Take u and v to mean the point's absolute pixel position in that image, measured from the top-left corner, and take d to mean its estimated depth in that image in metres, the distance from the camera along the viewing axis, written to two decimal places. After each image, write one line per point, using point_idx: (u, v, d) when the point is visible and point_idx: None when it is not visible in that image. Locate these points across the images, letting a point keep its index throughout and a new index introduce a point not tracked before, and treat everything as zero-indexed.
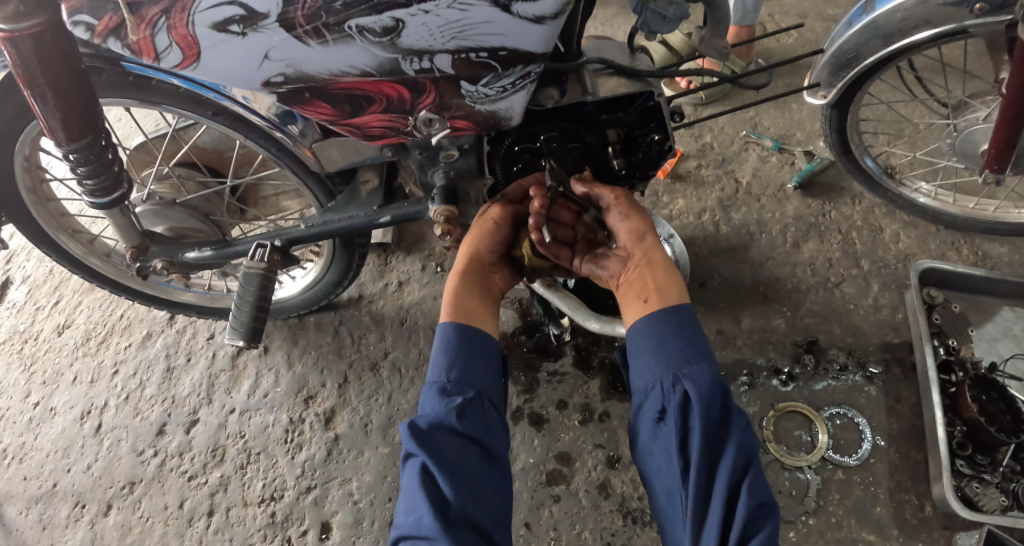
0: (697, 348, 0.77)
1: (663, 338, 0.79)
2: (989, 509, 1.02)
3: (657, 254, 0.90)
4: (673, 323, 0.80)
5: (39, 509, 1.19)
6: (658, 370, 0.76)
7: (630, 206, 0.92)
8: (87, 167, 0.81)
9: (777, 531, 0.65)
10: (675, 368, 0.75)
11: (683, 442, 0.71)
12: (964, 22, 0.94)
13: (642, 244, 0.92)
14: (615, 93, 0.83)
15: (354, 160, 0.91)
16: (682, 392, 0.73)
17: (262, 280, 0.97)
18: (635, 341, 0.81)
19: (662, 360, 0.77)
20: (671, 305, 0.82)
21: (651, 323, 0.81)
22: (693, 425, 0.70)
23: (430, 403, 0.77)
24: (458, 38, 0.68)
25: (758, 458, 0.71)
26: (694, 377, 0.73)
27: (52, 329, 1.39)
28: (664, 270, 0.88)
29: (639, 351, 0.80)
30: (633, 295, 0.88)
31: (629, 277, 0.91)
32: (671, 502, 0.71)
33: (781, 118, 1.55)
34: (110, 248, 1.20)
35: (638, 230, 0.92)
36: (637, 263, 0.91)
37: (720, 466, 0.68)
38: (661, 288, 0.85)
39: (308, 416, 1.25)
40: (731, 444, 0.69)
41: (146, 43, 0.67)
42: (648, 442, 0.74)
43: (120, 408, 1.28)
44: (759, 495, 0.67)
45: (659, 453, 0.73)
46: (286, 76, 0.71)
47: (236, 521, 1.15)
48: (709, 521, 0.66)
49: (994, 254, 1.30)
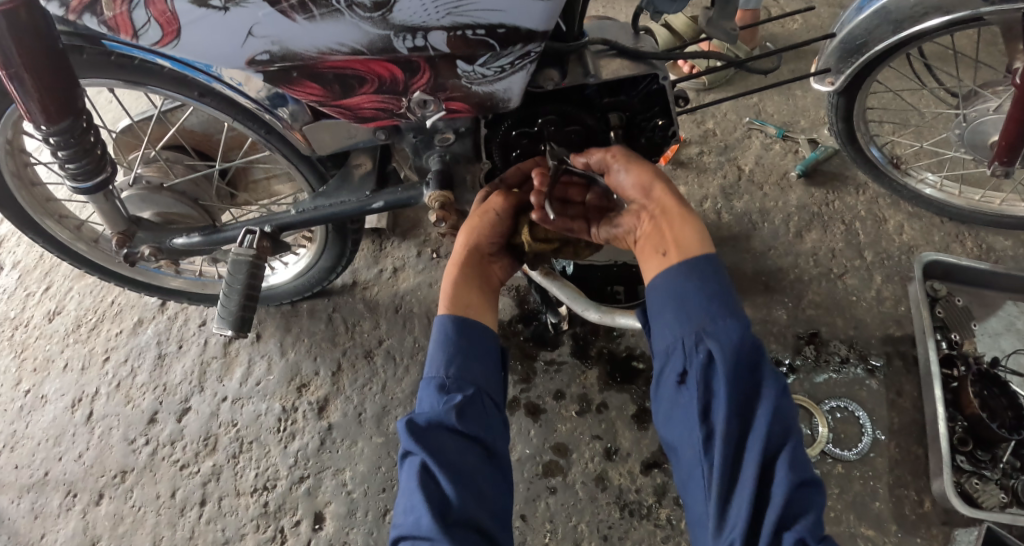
0: (724, 300, 0.68)
1: (685, 293, 0.70)
2: (988, 505, 1.01)
3: (672, 200, 0.80)
4: (696, 276, 0.71)
5: (30, 498, 1.17)
6: (680, 329, 0.68)
7: (630, 158, 0.82)
8: (68, 150, 0.78)
9: (819, 510, 0.60)
10: (699, 326, 0.67)
11: (706, 410, 0.64)
12: (978, 9, 0.91)
13: (652, 195, 0.81)
14: (618, 76, 0.80)
15: (346, 144, 0.88)
16: (705, 351, 0.65)
17: (251, 268, 0.95)
18: (654, 298, 0.73)
19: (683, 317, 0.69)
20: (691, 257, 0.73)
21: (670, 278, 0.72)
22: (717, 390, 0.63)
23: (429, 400, 0.74)
24: (454, 14, 0.65)
25: (796, 425, 0.64)
26: (719, 335, 0.65)
27: (42, 315, 1.36)
28: (681, 219, 0.78)
29: (660, 311, 0.72)
30: (650, 250, 0.79)
31: (646, 230, 0.82)
32: (693, 473, 0.66)
33: (785, 104, 1.52)
34: (98, 234, 1.16)
35: (644, 181, 0.81)
36: (652, 216, 0.81)
37: (751, 437, 0.62)
38: (679, 240, 0.76)
39: (301, 405, 1.22)
40: (765, 411, 0.62)
41: (123, 20, 0.64)
42: (670, 408, 0.69)
43: (111, 395, 1.26)
44: (801, 472, 0.60)
45: (680, 419, 0.67)
46: (272, 54, 0.68)
47: (229, 511, 1.14)
48: (738, 497, 0.61)
49: (998, 247, 1.28)
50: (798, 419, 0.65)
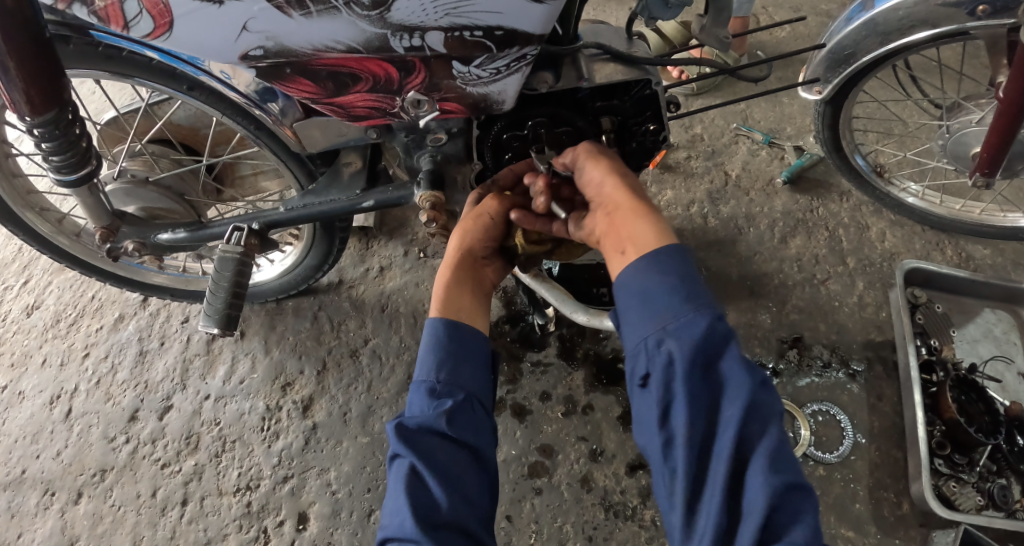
0: (686, 295, 0.65)
1: (647, 290, 0.67)
2: (965, 508, 1.03)
3: (624, 195, 0.77)
4: (658, 270, 0.68)
5: (6, 497, 1.14)
6: (642, 328, 0.66)
7: (591, 154, 0.82)
8: (52, 142, 0.76)
9: (804, 511, 0.57)
10: (660, 324, 0.65)
11: (666, 414, 0.62)
12: (964, 24, 0.93)
13: (603, 189, 0.79)
14: (611, 80, 0.82)
15: (337, 142, 0.88)
16: (667, 352, 0.63)
17: (238, 265, 0.94)
18: (618, 295, 0.71)
19: (645, 315, 0.66)
20: (651, 252, 0.70)
21: (631, 274, 0.70)
22: (679, 392, 0.61)
23: (418, 405, 0.74)
24: (452, 15, 0.64)
25: (775, 419, 0.61)
26: (680, 332, 0.63)
27: (20, 309, 1.33)
28: (631, 212, 0.75)
29: (624, 310, 0.69)
30: (610, 247, 0.76)
31: (600, 227, 0.78)
32: (659, 478, 0.64)
33: (772, 111, 1.53)
34: (80, 227, 1.13)
35: (597, 178, 0.80)
36: (601, 212, 0.78)
37: (721, 440, 0.59)
38: (635, 234, 0.73)
39: (286, 404, 1.21)
40: (732, 411, 0.59)
41: (115, 10, 0.63)
42: (637, 409, 0.67)
43: (90, 392, 1.23)
44: (784, 476, 0.58)
45: (644, 421, 0.65)
46: (266, 49, 0.67)
47: (211, 511, 1.12)
48: (706, 503, 0.59)
49: (977, 255, 1.31)
50: (777, 413, 0.61)
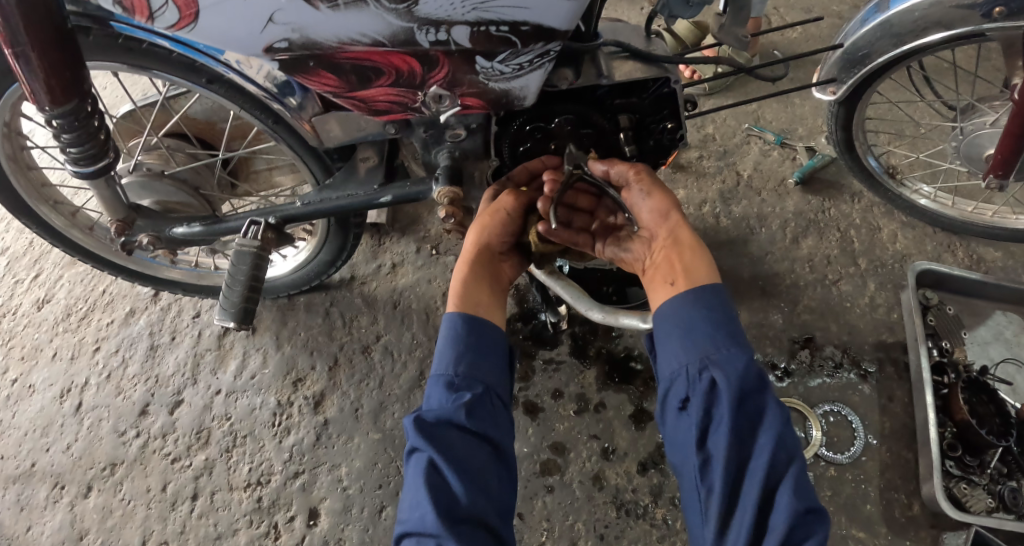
0: (729, 331, 0.68)
1: (690, 320, 0.70)
2: (975, 510, 1.03)
3: (685, 233, 0.80)
4: (703, 304, 0.70)
5: (15, 490, 1.14)
6: (683, 356, 0.68)
7: (653, 182, 0.83)
8: (71, 134, 0.76)
9: (824, 535, 0.57)
10: (703, 354, 0.66)
11: (703, 437, 0.64)
12: (980, 26, 0.94)
13: (667, 223, 0.82)
14: (630, 78, 0.82)
15: (355, 136, 0.88)
16: (708, 379, 0.65)
17: (255, 259, 0.94)
18: (660, 324, 0.73)
19: (688, 344, 0.68)
20: (699, 287, 0.73)
21: (677, 305, 0.72)
22: (718, 418, 0.63)
23: (437, 398, 0.74)
24: (479, 9, 0.64)
25: (802, 454, 0.63)
26: (723, 364, 0.65)
27: (31, 303, 1.33)
28: (693, 251, 0.78)
29: (664, 337, 0.71)
30: (659, 279, 0.78)
31: (655, 260, 0.81)
32: (692, 497, 0.65)
33: (784, 112, 1.53)
34: (94, 221, 1.13)
35: (662, 209, 0.82)
36: (662, 244, 0.81)
37: (752, 463, 0.61)
38: (689, 269, 0.76)
39: (297, 400, 1.21)
40: (766, 439, 0.61)
41: (139, 1, 0.63)
42: (672, 432, 0.68)
43: (101, 386, 1.23)
44: (805, 499, 0.59)
45: (681, 444, 0.67)
46: (291, 42, 0.68)
47: (222, 506, 1.12)
48: (736, 523, 0.60)
49: (988, 258, 1.31)
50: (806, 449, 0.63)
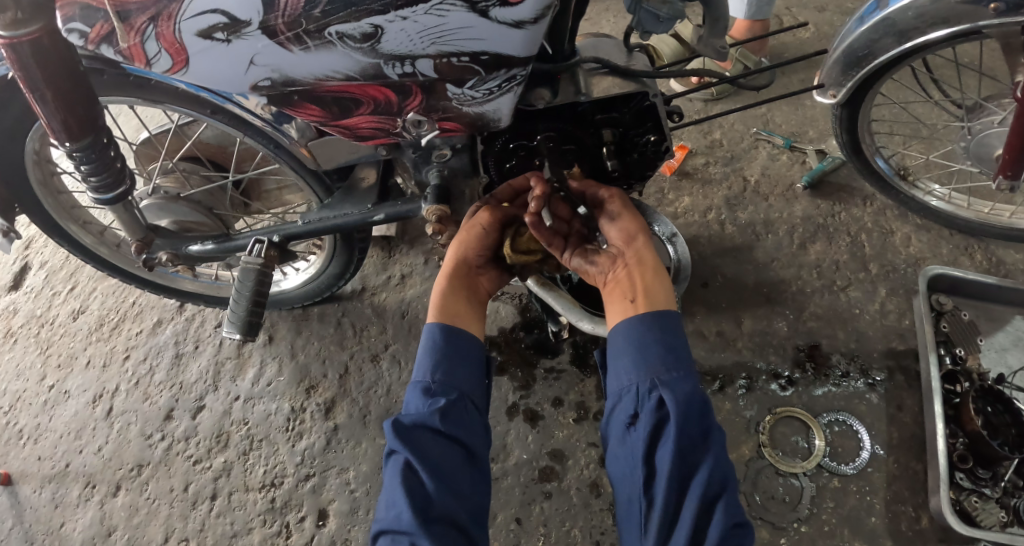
0: (677, 357, 0.77)
1: (645, 342, 0.79)
2: (986, 524, 1.00)
3: (649, 255, 0.89)
4: (657, 328, 0.80)
5: (51, 488, 1.23)
6: (635, 374, 0.76)
7: (625, 206, 0.92)
8: (91, 165, 0.83)
9: None
10: (654, 374, 0.75)
11: (651, 450, 0.71)
12: (978, 22, 0.91)
13: (634, 245, 0.90)
14: (608, 94, 0.83)
15: (349, 159, 0.93)
16: (658, 397, 0.73)
17: (258, 275, 1.00)
18: (616, 342, 0.81)
19: (641, 365, 0.77)
20: (657, 309, 0.82)
21: (635, 325, 0.81)
22: (667, 434, 0.70)
23: (414, 403, 0.78)
24: (438, 43, 0.68)
25: (733, 480, 0.71)
26: (672, 385, 0.74)
27: (68, 314, 1.44)
28: (653, 273, 0.87)
29: (619, 354, 0.80)
30: (618, 294, 0.86)
31: (617, 275, 0.89)
32: (630, 507, 0.72)
33: (794, 114, 1.51)
34: (120, 239, 1.22)
35: (629, 231, 0.91)
36: (627, 263, 0.89)
37: (693, 480, 0.68)
38: (648, 291, 0.84)
39: (310, 406, 1.27)
40: (707, 460, 0.69)
41: (137, 50, 0.69)
42: (617, 446, 0.75)
43: (130, 392, 1.32)
44: (734, 515, 0.67)
45: (626, 458, 0.74)
46: (273, 80, 0.73)
47: (238, 506, 1.19)
48: (676, 535, 0.67)
49: (1009, 261, 1.26)
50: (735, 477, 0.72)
